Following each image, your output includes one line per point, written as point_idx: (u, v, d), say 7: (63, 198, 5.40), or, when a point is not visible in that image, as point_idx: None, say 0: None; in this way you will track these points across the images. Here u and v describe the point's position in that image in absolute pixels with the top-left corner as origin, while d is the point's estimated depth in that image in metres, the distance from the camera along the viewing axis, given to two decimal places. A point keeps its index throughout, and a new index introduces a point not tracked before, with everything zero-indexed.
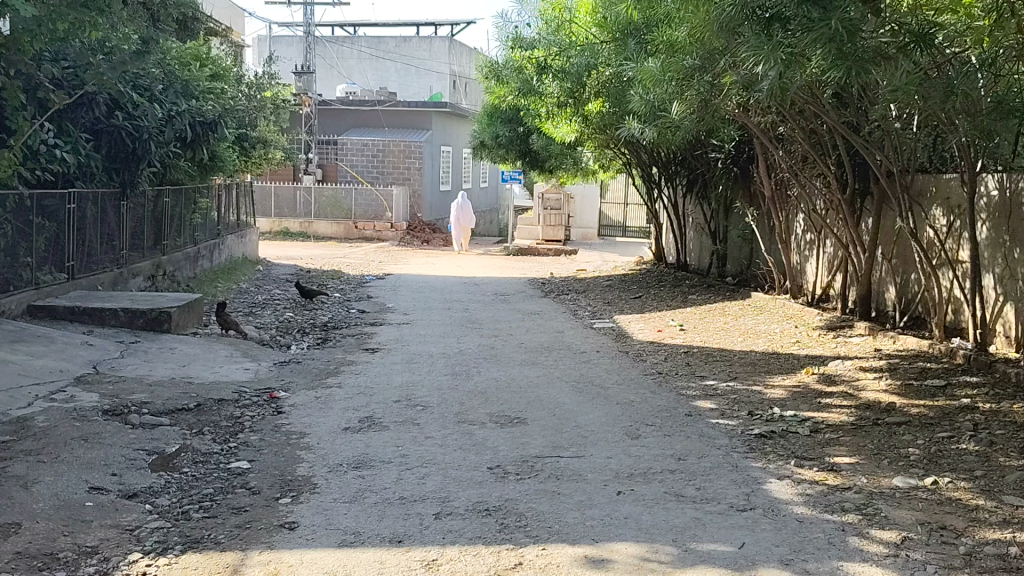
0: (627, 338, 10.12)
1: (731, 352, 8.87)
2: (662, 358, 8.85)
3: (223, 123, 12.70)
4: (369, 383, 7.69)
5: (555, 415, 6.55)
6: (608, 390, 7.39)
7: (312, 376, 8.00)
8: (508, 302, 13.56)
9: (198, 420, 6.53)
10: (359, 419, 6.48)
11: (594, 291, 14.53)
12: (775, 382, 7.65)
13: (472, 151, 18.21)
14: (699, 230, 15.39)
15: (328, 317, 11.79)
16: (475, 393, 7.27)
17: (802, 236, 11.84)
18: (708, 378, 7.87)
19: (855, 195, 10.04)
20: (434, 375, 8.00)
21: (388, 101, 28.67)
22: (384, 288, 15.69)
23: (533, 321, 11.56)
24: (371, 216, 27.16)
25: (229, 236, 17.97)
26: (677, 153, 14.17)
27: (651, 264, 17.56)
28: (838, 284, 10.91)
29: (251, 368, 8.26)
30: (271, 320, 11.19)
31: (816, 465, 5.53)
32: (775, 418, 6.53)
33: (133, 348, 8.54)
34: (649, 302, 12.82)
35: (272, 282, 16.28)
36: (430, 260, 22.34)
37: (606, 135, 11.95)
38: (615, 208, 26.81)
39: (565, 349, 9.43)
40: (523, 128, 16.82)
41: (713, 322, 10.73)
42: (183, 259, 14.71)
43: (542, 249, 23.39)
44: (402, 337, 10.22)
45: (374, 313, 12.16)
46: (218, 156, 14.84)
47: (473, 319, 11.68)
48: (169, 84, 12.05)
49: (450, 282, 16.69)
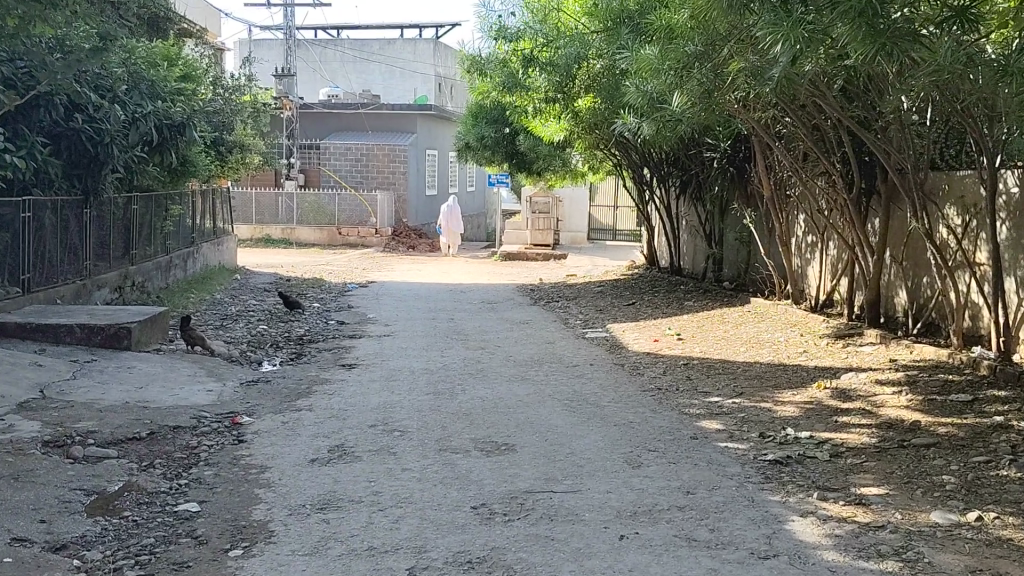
0: (621, 349, 9.49)
1: (735, 365, 8.25)
2: (661, 371, 8.23)
3: (193, 125, 12.02)
4: (343, 404, 7.04)
5: (547, 441, 5.91)
6: (604, 409, 6.76)
7: (281, 397, 7.34)
8: (495, 310, 12.91)
9: (150, 452, 5.86)
10: (329, 448, 5.82)
11: (584, 298, 13.91)
12: (786, 398, 7.05)
13: (456, 154, 17.57)
14: (694, 232, 14.81)
15: (304, 329, 11.12)
16: (458, 415, 6.62)
17: (804, 238, 11.28)
18: (712, 394, 7.25)
19: (862, 194, 9.47)
20: (414, 394, 7.35)
21: (372, 104, 28.01)
22: (366, 297, 15.03)
23: (522, 331, 10.93)
24: (355, 221, 26.49)
25: (205, 244, 17.28)
26: (671, 152, 13.59)
27: (644, 269, 16.97)
28: (843, 289, 10.33)
29: (215, 388, 7.59)
30: (243, 333, 10.51)
31: (842, 497, 4.93)
32: (790, 441, 5.92)
33: (87, 368, 7.85)
34: (643, 309, 12.20)
35: (249, 291, 15.59)
36: (415, 266, 21.69)
37: (597, 133, 11.34)
38: (605, 211, 26.20)
39: (556, 362, 8.79)
40: (509, 129, 16.19)
41: (712, 330, 10.12)
42: (154, 268, 14.00)
43: (530, 254, 22.77)
44: (382, 351, 9.57)
45: (353, 325, 11.50)
46: (189, 161, 14.12)
47: (459, 330, 11.04)
48: (133, 85, 11.38)
49: (434, 290, 16.03)
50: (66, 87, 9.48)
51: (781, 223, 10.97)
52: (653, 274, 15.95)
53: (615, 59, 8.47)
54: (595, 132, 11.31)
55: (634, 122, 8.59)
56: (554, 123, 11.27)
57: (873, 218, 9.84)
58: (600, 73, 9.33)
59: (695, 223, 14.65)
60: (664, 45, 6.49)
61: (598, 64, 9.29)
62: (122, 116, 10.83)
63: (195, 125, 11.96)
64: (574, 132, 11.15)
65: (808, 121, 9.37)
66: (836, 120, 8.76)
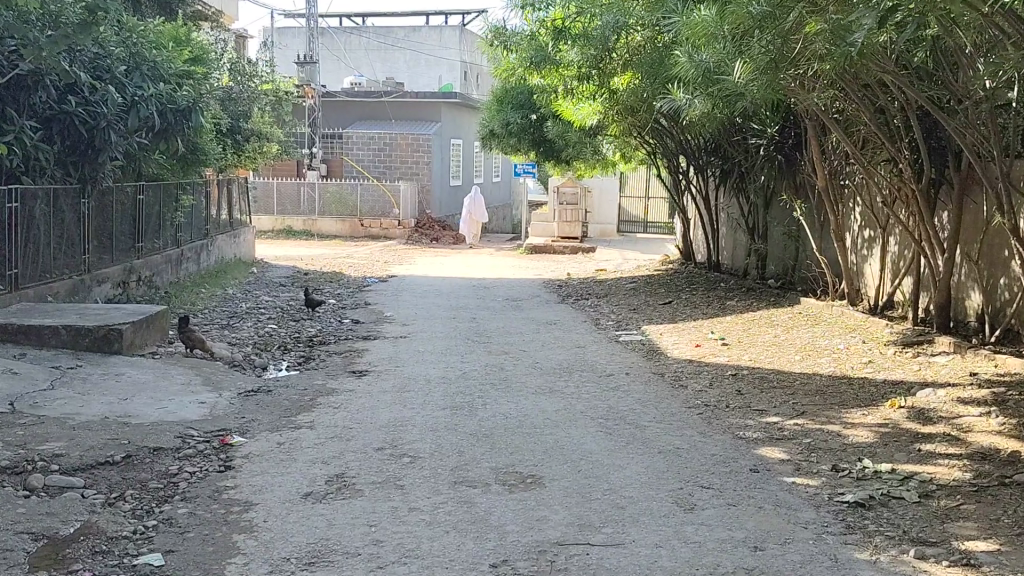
0: (660, 356, 8.60)
1: (791, 377, 7.34)
2: (707, 384, 7.31)
3: (199, 110, 11.26)
4: (349, 421, 6.20)
5: (581, 472, 5.03)
6: (646, 431, 5.87)
7: (280, 410, 6.53)
8: (521, 309, 12.04)
9: (123, 481, 5.06)
10: (327, 478, 4.99)
11: (617, 296, 13.01)
12: (855, 421, 6.15)
13: (481, 142, 16.71)
14: (735, 225, 13.86)
15: (315, 329, 10.32)
16: (478, 437, 5.75)
17: (861, 233, 10.31)
18: (769, 414, 6.35)
19: (931, 184, 8.51)
20: (429, 409, 6.51)
21: (395, 92, 27.19)
22: (385, 292, 14.23)
23: (550, 333, 10.05)
24: (378, 212, 25.74)
25: (220, 236, 16.56)
26: (712, 139, 12.64)
27: (679, 264, 16.02)
28: (906, 289, 9.38)
29: (208, 399, 6.78)
30: (250, 334, 9.74)
31: (945, 556, 4.01)
32: (868, 477, 5.03)
33: (70, 376, 7.09)
34: (682, 309, 11.27)
35: (263, 286, 14.83)
36: (439, 260, 20.92)
37: (634, 117, 10.44)
38: (636, 203, 25.09)
39: (589, 371, 7.90)
40: (536, 115, 15.29)
41: (759, 335, 9.22)
42: (162, 262, 13.28)
43: (558, 247, 21.86)
44: (397, 355, 8.73)
45: (368, 325, 10.68)
46: (200, 149, 13.35)
47: (482, 331, 10.18)
48: (134, 66, 10.67)
49: (457, 286, 15.19)
50: (55, 66, 8.77)
51: (836, 215, 10.03)
52: (690, 270, 15.00)
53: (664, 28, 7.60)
54: (633, 116, 10.46)
55: (684, 99, 7.73)
56: (588, 105, 10.41)
57: (942, 210, 8.89)
58: (644, 45, 8.53)
59: (737, 215, 13.70)
60: (721, 7, 5.61)
61: (640, 35, 8.48)
62: (121, 98, 10.12)
63: (200, 110, 11.21)
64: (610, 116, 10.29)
65: (871, 102, 8.44)
66: (906, 100, 7.83)
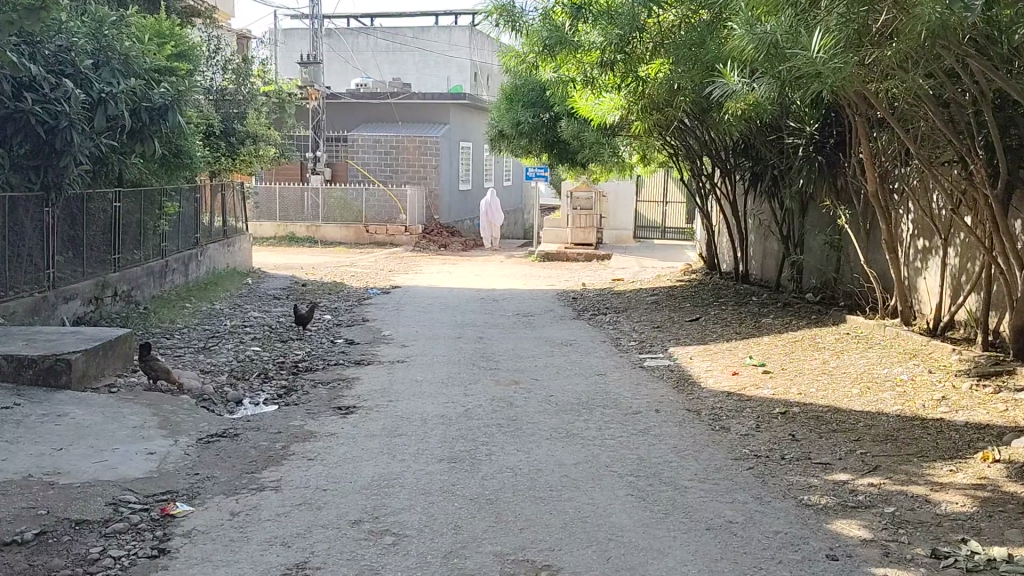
0: (693, 387, 7.48)
1: (852, 420, 6.20)
2: (752, 426, 6.19)
3: (176, 108, 10.25)
4: (324, 479, 5.10)
5: (610, 563, 3.91)
6: (689, 496, 4.75)
7: (244, 464, 5.44)
8: (533, 327, 10.92)
9: (27, 569, 3.97)
10: (284, 569, 3.88)
11: (637, 311, 11.89)
12: (943, 480, 5.00)
13: (489, 142, 15.61)
14: (766, 232, 12.76)
15: (303, 352, 9.24)
16: (480, 504, 4.63)
17: (916, 243, 9.16)
18: (834, 470, 5.23)
19: (1007, 189, 7.35)
20: (423, 461, 5.40)
21: (402, 94, 26.12)
22: (385, 306, 13.18)
23: (565, 357, 8.95)
24: (384, 218, 24.72)
25: (212, 245, 15.53)
26: (742, 139, 11.54)
27: (702, 273, 14.90)
28: (972, 309, 8.22)
29: (161, 449, 5.70)
30: (227, 358, 8.67)
31: None
32: (983, 569, 3.88)
33: (3, 417, 6.03)
34: (712, 326, 10.13)
35: (255, 299, 13.79)
36: (446, 268, 19.85)
37: (661, 111, 9.34)
38: (653, 207, 23.96)
39: (611, 408, 6.78)
40: (549, 114, 14.15)
41: (805, 360, 8.09)
42: (144, 275, 12.24)
43: (571, 254, 20.79)
44: (390, 385, 7.64)
45: (362, 346, 9.59)
46: (185, 152, 12.33)
47: (489, 354, 9.09)
48: (103, 59, 9.67)
49: (464, 298, 14.10)
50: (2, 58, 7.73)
51: (887, 222, 8.89)
52: (715, 281, 13.87)
53: (716, 1, 6.72)
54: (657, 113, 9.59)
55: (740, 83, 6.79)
56: (607, 99, 9.49)
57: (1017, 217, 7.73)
58: (677, 24, 7.75)
59: (768, 222, 12.56)
60: None
61: (672, 12, 7.65)
62: (85, 95, 9.15)
63: (177, 108, 10.23)
64: (632, 112, 9.37)
65: (935, 94, 7.32)
66: (983, 90, 6.68)
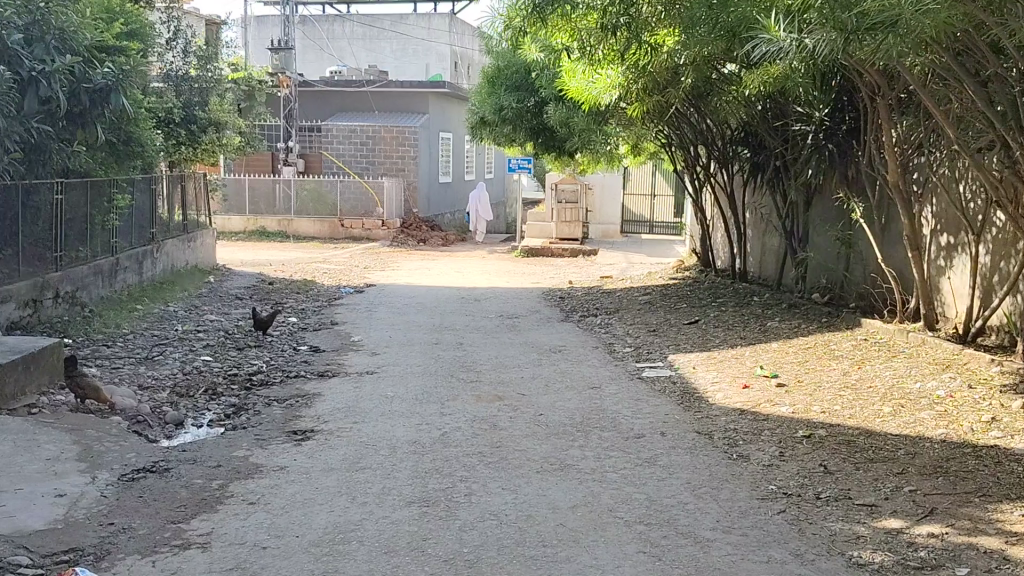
0: (699, 404, 6.60)
1: (892, 448, 5.33)
2: (776, 454, 5.31)
3: (120, 90, 9.22)
4: (265, 532, 4.15)
5: None
6: (715, 555, 3.85)
7: (171, 510, 4.49)
8: (518, 331, 9.99)
9: None
10: None
11: (629, 312, 11.01)
12: (1020, 527, 4.12)
13: (470, 130, 14.63)
14: (768, 227, 11.92)
15: (262, 361, 8.27)
16: (457, 570, 3.70)
17: (942, 240, 8.32)
18: (882, 514, 4.34)
19: None
20: (388, 505, 4.46)
21: (379, 82, 25.09)
22: (357, 307, 12.21)
23: (555, 367, 8.03)
24: (360, 212, 23.71)
25: (171, 241, 14.52)
26: (744, 124, 10.65)
27: (696, 271, 14.06)
28: (1009, 314, 7.39)
29: (74, 489, 4.74)
30: (173, 371, 7.70)
31: None
32: None
33: None
34: (713, 330, 9.26)
35: (217, 299, 12.77)
36: (425, 264, 18.88)
37: (661, 90, 8.40)
38: (640, 201, 23.00)
39: (610, 431, 5.86)
40: (535, 99, 13.19)
41: (822, 370, 7.24)
42: (91, 273, 11.18)
43: (555, 250, 19.90)
44: (356, 403, 6.68)
45: (328, 354, 8.63)
46: (136, 141, 11.30)
47: (471, 363, 8.15)
48: (37, 33, 8.61)
49: (444, 297, 13.16)
50: None
51: (911, 217, 8.03)
52: (711, 278, 13.00)
53: None
54: (659, 93, 8.68)
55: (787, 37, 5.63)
56: (602, 77, 8.52)
57: None
58: None
59: (770, 215, 11.71)
60: None
61: None
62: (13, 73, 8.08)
63: (121, 91, 9.20)
64: (630, 92, 8.46)
65: (975, 70, 6.47)
66: None
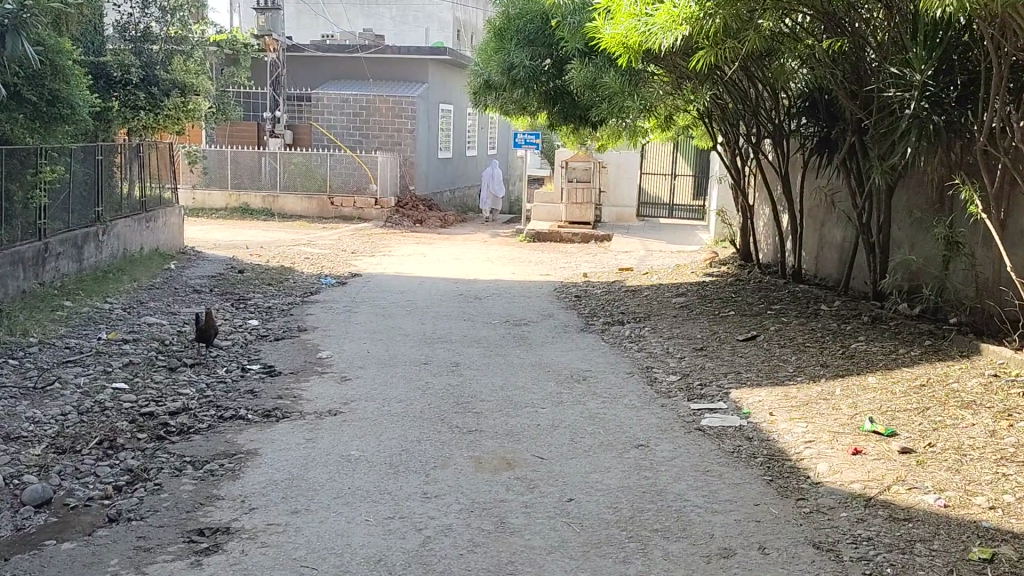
0: (798, 483, 4.56)
1: None
2: None
3: (26, 28, 7.10)
4: None
5: None
6: None
7: None
8: (529, 346, 7.94)
9: None
10: None
11: (665, 320, 8.96)
12: None
13: (472, 97, 12.55)
14: (831, 216, 9.94)
15: (192, 391, 6.23)
16: None
17: None
18: None
19: None
20: None
21: (374, 47, 22.86)
22: (335, 305, 10.18)
23: (581, 406, 5.99)
24: (351, 188, 21.59)
25: (123, 221, 12.47)
26: (816, 85, 8.64)
27: (735, 267, 12.02)
28: None
29: None
30: (64, 408, 5.66)
31: None
32: None
33: None
34: (782, 353, 7.20)
35: (170, 293, 10.71)
36: (420, 249, 16.81)
37: (736, 26, 6.27)
38: (659, 181, 20.85)
39: (678, 542, 3.81)
40: (552, 60, 11.15)
41: (956, 426, 5.26)
42: (8, 261, 9.12)
43: (565, 233, 17.92)
44: (303, 470, 4.63)
45: (283, 380, 6.59)
46: (65, 100, 9.27)
47: (468, 400, 6.09)
48: None
49: (438, 294, 11.10)
50: None
51: None
52: (757, 276, 11.01)
53: None
54: (730, 37, 6.63)
55: None
56: (664, 8, 6.30)
57: None
58: None
59: (836, 201, 9.74)
60: None
61: None
62: None
63: (27, 32, 7.19)
64: (702, 30, 6.26)
65: None
66: None
